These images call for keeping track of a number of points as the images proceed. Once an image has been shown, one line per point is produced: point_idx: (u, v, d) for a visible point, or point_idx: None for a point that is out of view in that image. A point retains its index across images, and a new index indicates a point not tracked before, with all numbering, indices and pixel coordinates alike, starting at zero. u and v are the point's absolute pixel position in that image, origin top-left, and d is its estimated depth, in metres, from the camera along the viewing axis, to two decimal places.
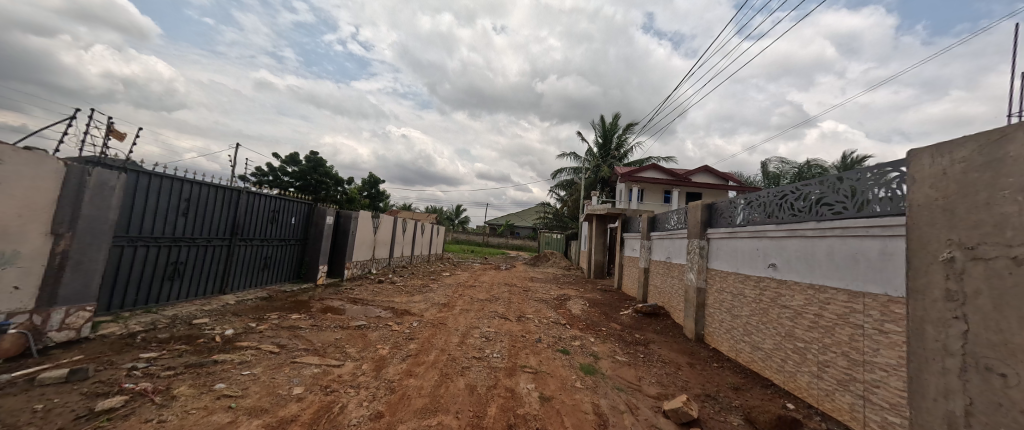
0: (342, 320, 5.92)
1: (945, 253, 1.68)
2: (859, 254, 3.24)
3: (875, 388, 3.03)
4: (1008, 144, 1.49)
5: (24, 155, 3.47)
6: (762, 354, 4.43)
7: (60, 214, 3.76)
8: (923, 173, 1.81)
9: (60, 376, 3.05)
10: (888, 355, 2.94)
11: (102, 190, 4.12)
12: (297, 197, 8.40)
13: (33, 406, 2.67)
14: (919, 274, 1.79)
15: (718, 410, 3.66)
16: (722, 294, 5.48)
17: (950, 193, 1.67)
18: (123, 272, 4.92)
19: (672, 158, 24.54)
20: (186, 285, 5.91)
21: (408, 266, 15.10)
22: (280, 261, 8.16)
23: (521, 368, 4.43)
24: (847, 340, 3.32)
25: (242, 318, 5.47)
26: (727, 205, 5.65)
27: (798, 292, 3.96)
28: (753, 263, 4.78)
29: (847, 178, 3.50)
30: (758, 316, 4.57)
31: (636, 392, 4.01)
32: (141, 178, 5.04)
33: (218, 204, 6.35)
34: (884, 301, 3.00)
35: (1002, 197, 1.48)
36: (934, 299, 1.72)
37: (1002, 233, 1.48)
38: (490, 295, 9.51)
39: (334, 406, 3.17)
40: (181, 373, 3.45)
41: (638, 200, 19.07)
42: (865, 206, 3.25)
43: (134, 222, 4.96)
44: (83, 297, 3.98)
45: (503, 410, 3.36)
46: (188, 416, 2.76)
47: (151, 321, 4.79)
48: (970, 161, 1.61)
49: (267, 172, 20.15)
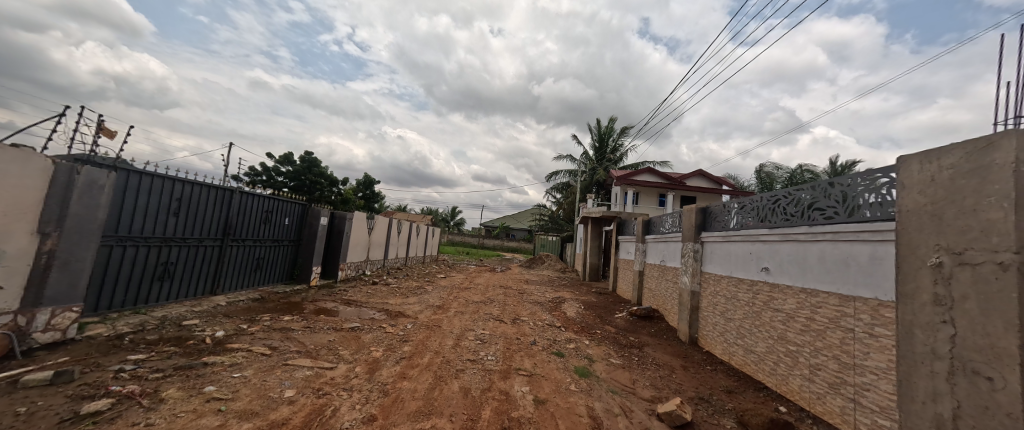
0: (335, 321, 5.87)
1: (934, 258, 1.71)
2: (850, 258, 3.28)
3: (865, 391, 3.06)
4: (994, 152, 1.52)
5: (10, 153, 3.40)
6: (755, 357, 4.47)
7: (47, 212, 3.69)
8: (912, 179, 1.84)
9: (45, 378, 2.99)
10: (878, 358, 2.97)
11: (90, 188, 4.06)
12: (291, 197, 8.34)
13: (16, 409, 2.61)
14: (909, 279, 1.82)
15: (712, 413, 3.67)
16: (715, 297, 5.51)
17: (938, 199, 1.70)
18: (112, 272, 4.85)
19: (666, 163, 24.73)
20: (177, 286, 5.83)
21: (403, 267, 15.04)
22: (273, 262, 8.08)
23: (515, 371, 4.42)
24: (837, 344, 3.35)
25: (233, 319, 5.40)
26: (721, 209, 5.70)
27: (791, 296, 3.99)
28: (746, 267, 4.82)
29: (838, 183, 3.54)
30: (751, 319, 4.61)
31: (630, 395, 4.02)
32: (131, 177, 4.97)
33: (210, 204, 6.29)
34: (874, 306, 3.04)
35: (988, 204, 1.51)
36: (923, 303, 1.75)
37: (988, 239, 1.51)
38: (485, 297, 9.48)
39: (327, 409, 3.14)
40: (169, 375, 3.40)
41: (634, 203, 19.17)
42: (856, 211, 3.29)
43: (124, 221, 4.89)
44: (69, 298, 3.91)
45: (498, 413, 3.35)
46: (176, 420, 2.72)
47: (139, 323, 4.71)
48: (957, 168, 1.64)
49: (260, 172, 19.99)
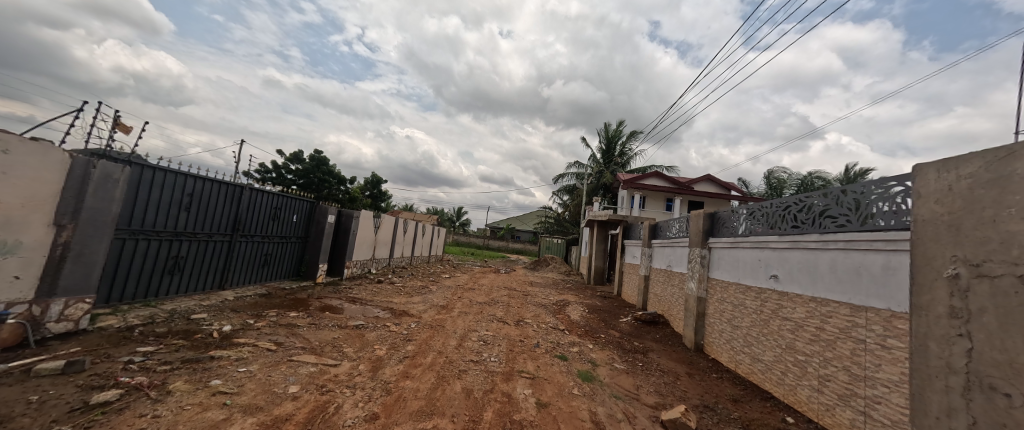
0: (340, 319, 5.90)
1: (950, 269, 1.66)
2: (863, 268, 3.21)
3: (876, 404, 3.00)
4: (1016, 162, 1.46)
5: (29, 146, 3.48)
6: (762, 366, 4.40)
7: (62, 205, 3.76)
8: (928, 188, 1.79)
9: (57, 368, 3.04)
10: (890, 371, 2.91)
11: (105, 182, 4.12)
12: (299, 195, 8.40)
13: (28, 397, 2.66)
14: (924, 290, 1.77)
15: (717, 422, 3.61)
16: (722, 304, 5.44)
17: (956, 209, 1.65)
18: (123, 265, 4.92)
19: (672, 169, 24.81)
20: (186, 280, 5.91)
21: (408, 266, 15.22)
22: (280, 259, 8.15)
23: (518, 373, 4.40)
24: (848, 354, 3.29)
25: (240, 314, 5.47)
26: (730, 215, 5.63)
27: (800, 305, 3.93)
28: (755, 274, 4.74)
29: (851, 190, 3.49)
30: (758, 327, 4.54)
31: (634, 401, 3.97)
32: (145, 172, 5.05)
33: (221, 200, 6.35)
34: (886, 317, 2.98)
35: (1008, 215, 1.45)
36: (938, 315, 1.70)
37: (1008, 252, 1.45)
38: (489, 298, 9.49)
39: (330, 406, 3.15)
40: (176, 368, 3.44)
41: (639, 208, 19.24)
42: (869, 219, 3.23)
43: (137, 216, 4.97)
44: (82, 289, 3.98)
45: (500, 415, 3.33)
46: (182, 412, 2.74)
47: (149, 315, 4.78)
48: (977, 177, 1.59)
49: (270, 170, 20.32)
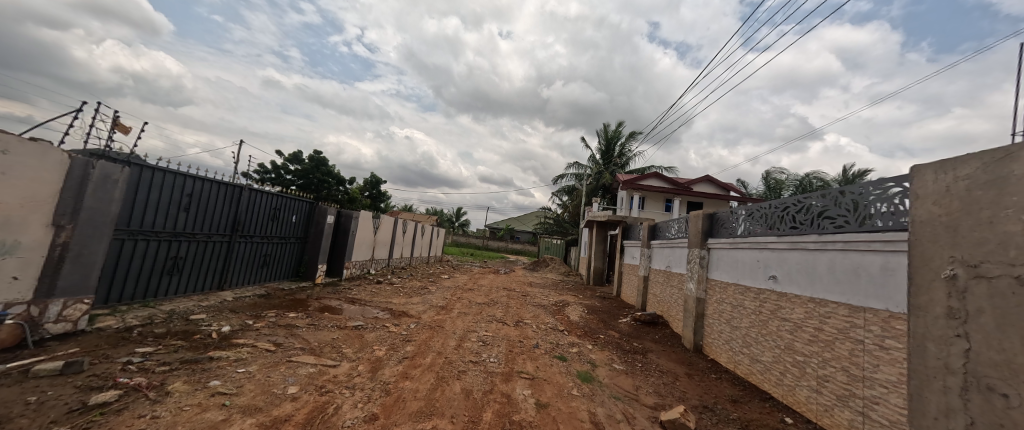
0: (340, 320, 5.89)
1: (948, 270, 1.67)
2: (861, 269, 3.22)
3: (875, 404, 3.01)
4: (1012, 163, 1.47)
5: (29, 147, 3.48)
6: (761, 366, 4.40)
7: (61, 206, 3.76)
8: (926, 189, 1.80)
9: (55, 368, 3.04)
10: (889, 371, 2.91)
11: (104, 183, 4.12)
12: (298, 195, 8.39)
13: (26, 398, 2.65)
14: (922, 291, 1.78)
15: (716, 422, 3.61)
16: (721, 305, 5.45)
17: (954, 210, 1.66)
18: (122, 265, 4.92)
19: (672, 169, 24.83)
20: (185, 280, 5.90)
21: (408, 267, 15.20)
22: (279, 259, 8.14)
23: (517, 374, 4.40)
24: (846, 355, 3.29)
25: (239, 315, 5.46)
26: (729, 216, 5.64)
27: (799, 306, 3.94)
28: (754, 275, 4.75)
29: (849, 191, 3.50)
30: (757, 328, 4.54)
31: (633, 402, 3.98)
32: (144, 172, 5.05)
33: (220, 200, 6.35)
34: (885, 317, 2.98)
35: (1005, 216, 1.46)
36: (936, 316, 1.71)
37: (1005, 252, 1.46)
38: (489, 299, 9.49)
39: (329, 406, 3.15)
40: (175, 369, 3.44)
41: (638, 208, 19.24)
42: (867, 220, 3.24)
43: (135, 216, 4.96)
44: (81, 289, 3.97)
45: (499, 416, 3.33)
46: (181, 413, 2.74)
47: (148, 316, 4.77)
48: (975, 178, 1.60)
49: (270, 170, 20.30)
